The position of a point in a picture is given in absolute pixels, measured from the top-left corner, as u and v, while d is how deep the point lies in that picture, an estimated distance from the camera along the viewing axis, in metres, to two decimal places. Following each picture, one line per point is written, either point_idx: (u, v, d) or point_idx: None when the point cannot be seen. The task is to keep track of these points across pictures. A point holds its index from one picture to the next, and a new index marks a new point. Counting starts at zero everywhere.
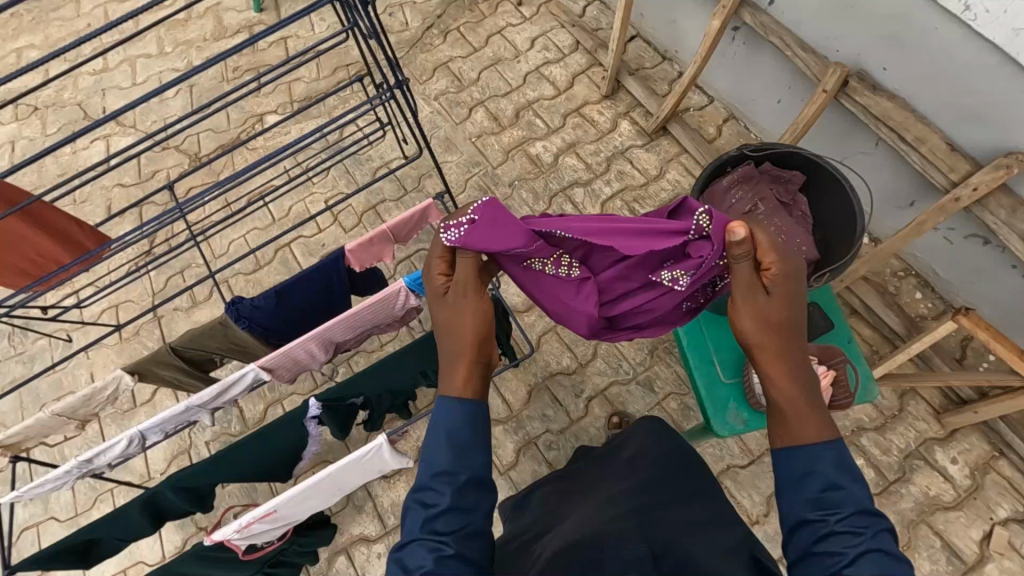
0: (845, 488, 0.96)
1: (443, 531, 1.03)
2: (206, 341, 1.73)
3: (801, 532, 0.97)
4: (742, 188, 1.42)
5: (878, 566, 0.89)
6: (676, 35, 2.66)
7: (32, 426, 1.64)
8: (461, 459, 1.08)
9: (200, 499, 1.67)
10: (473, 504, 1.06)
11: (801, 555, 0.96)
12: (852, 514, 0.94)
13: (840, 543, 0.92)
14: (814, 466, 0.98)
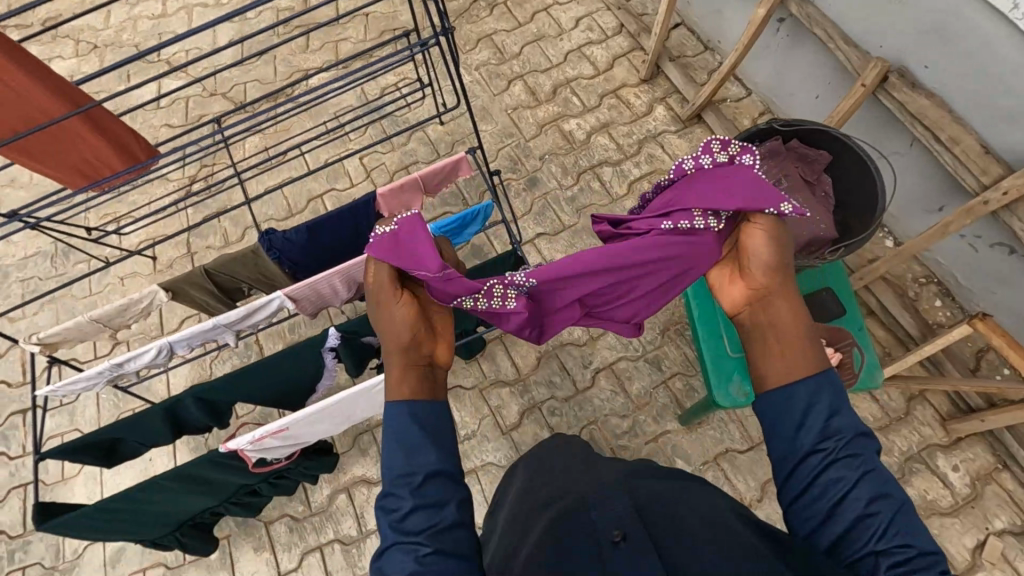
0: (841, 415, 1.01)
1: (415, 532, 1.01)
2: (238, 268, 1.82)
3: (801, 465, 1.01)
4: (768, 162, 1.44)
5: (876, 484, 0.95)
6: (720, 26, 2.67)
7: (70, 329, 1.74)
8: (414, 459, 1.07)
9: (218, 414, 1.76)
10: (441, 499, 1.05)
11: (804, 486, 0.99)
12: (852, 441, 0.99)
13: (841, 469, 0.97)
14: (818, 399, 1.03)
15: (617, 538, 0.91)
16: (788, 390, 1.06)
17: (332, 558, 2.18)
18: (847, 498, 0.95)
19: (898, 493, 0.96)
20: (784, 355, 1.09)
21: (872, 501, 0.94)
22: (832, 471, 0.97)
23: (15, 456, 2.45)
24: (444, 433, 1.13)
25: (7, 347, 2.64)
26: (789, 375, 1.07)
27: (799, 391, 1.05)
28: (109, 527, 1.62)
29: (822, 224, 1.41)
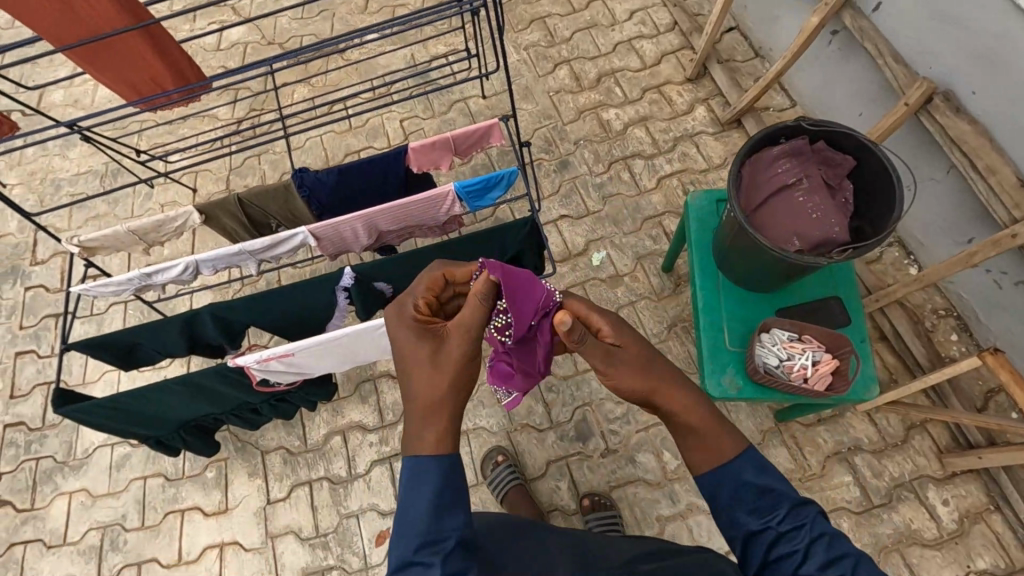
0: (776, 489, 1.10)
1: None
2: (268, 202, 1.90)
3: (754, 543, 1.10)
4: (792, 160, 1.44)
5: (827, 550, 1.04)
6: (773, 34, 2.65)
7: (108, 237, 1.85)
8: (439, 524, 1.09)
9: (232, 337, 1.85)
10: (463, 567, 1.08)
11: (764, 562, 1.08)
12: (789, 513, 1.08)
13: (788, 542, 1.07)
14: (749, 477, 1.12)
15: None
16: (715, 473, 1.13)
17: (319, 494, 2.27)
18: (800, 569, 1.05)
19: (850, 548, 1.05)
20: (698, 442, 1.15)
21: (826, 566, 1.03)
22: (781, 547, 1.07)
23: (44, 355, 2.61)
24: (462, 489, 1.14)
25: (50, 254, 2.81)
26: (722, 454, 1.13)
27: (731, 472, 1.12)
28: (122, 418, 1.76)
29: (836, 228, 1.41)
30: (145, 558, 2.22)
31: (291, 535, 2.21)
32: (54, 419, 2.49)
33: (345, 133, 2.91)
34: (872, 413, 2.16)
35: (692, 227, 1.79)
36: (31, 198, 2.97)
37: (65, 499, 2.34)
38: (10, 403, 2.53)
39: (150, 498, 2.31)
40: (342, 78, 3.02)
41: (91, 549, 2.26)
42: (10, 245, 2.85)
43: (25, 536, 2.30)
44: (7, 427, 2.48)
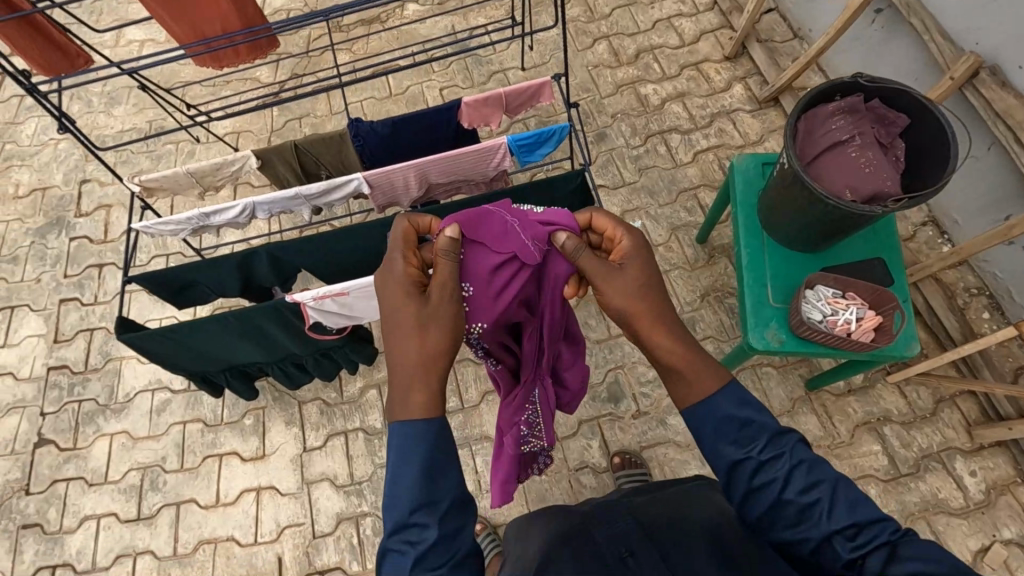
0: (755, 420, 1.07)
1: (436, 566, 1.04)
2: (323, 150, 1.95)
3: (735, 475, 1.07)
4: (845, 118, 1.49)
5: (807, 475, 1.02)
6: (813, 14, 2.68)
7: (168, 178, 1.91)
8: (432, 486, 1.08)
9: (284, 279, 1.91)
10: (456, 528, 1.08)
11: (747, 493, 1.05)
12: (769, 441, 1.06)
13: (769, 470, 1.04)
14: (731, 410, 1.08)
15: (627, 554, 1.11)
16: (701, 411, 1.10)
17: (355, 444, 2.33)
18: (782, 496, 1.01)
19: (829, 472, 1.03)
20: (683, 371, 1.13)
21: (805, 491, 1.01)
22: (761, 474, 1.05)
23: (87, 303, 2.67)
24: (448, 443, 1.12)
25: (95, 207, 2.88)
26: (703, 390, 1.11)
27: (712, 407, 1.09)
28: (175, 351, 1.82)
29: (889, 183, 1.45)
30: (184, 498, 2.29)
31: (326, 482, 2.27)
32: (97, 364, 2.55)
33: (385, 99, 2.95)
34: (901, 386, 2.20)
35: (738, 189, 1.82)
36: (76, 153, 3.03)
37: (107, 441, 2.41)
38: (53, 347, 2.59)
39: (190, 442, 2.38)
40: (384, 46, 3.07)
41: (132, 489, 2.32)
42: (56, 197, 2.93)
43: (68, 474, 2.37)
44: (51, 369, 2.55)
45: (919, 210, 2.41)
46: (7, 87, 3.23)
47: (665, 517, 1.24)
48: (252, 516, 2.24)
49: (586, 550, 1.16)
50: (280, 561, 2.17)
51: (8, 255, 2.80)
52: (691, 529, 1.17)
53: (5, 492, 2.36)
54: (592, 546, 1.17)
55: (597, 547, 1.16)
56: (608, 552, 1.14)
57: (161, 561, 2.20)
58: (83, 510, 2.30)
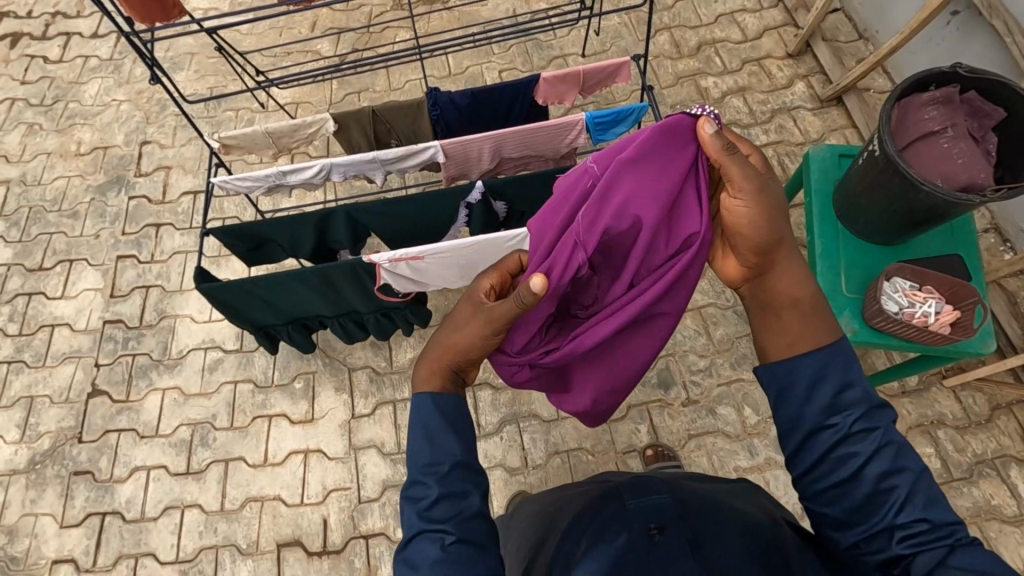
0: (854, 389, 1.03)
1: (441, 519, 1.03)
2: (399, 117, 1.98)
3: (813, 441, 1.03)
4: (939, 108, 1.49)
5: (891, 458, 0.98)
6: (882, 15, 2.67)
7: (246, 136, 1.94)
8: (438, 449, 1.10)
9: (355, 242, 1.93)
10: (462, 489, 1.07)
11: (822, 459, 1.01)
12: (866, 414, 1.01)
13: (855, 443, 1.00)
14: (838, 370, 1.04)
15: (652, 531, 1.07)
16: (806, 357, 1.06)
17: (403, 414, 2.35)
18: (865, 472, 0.98)
19: (913, 464, 1.00)
20: (791, 318, 1.11)
21: (887, 474, 0.98)
22: (844, 446, 1.01)
23: (144, 261, 2.72)
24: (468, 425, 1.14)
25: (154, 168, 2.94)
26: (819, 341, 1.07)
27: (824, 360, 1.05)
28: (246, 304, 1.85)
29: (982, 174, 1.45)
30: (233, 456, 2.32)
31: (374, 449, 2.29)
32: (151, 320, 2.59)
33: (444, 78, 2.97)
34: (958, 391, 2.18)
35: (813, 177, 1.82)
36: (138, 114, 3.08)
37: (159, 395, 2.45)
38: (110, 302, 2.64)
39: (240, 402, 2.41)
40: (444, 26, 3.09)
41: (182, 443, 2.35)
42: (117, 156, 2.98)
43: (119, 425, 2.41)
44: (107, 323, 2.60)
45: (983, 217, 2.38)
46: (72, 47, 3.30)
47: (704, 501, 1.17)
48: (300, 477, 2.27)
49: (613, 525, 1.11)
50: (325, 523, 2.20)
51: (68, 210, 2.86)
52: (731, 526, 1.09)
53: (58, 438, 2.40)
54: (619, 523, 1.11)
55: (624, 520, 1.11)
56: (633, 523, 1.10)
57: (208, 515, 2.23)
58: (134, 461, 2.34)
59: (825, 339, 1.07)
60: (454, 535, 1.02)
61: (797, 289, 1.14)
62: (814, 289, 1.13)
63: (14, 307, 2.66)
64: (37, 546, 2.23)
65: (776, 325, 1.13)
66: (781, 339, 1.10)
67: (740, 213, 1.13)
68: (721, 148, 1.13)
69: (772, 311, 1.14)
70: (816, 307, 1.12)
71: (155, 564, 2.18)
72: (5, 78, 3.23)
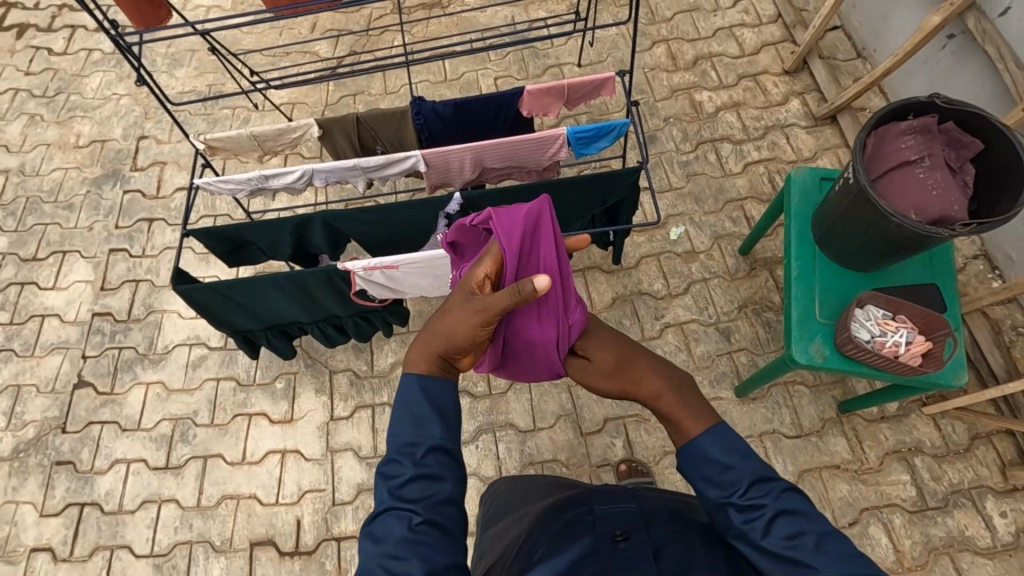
0: (736, 467, 1.05)
1: (413, 500, 1.03)
2: (384, 124, 1.98)
3: (721, 516, 1.04)
4: (916, 137, 1.48)
5: (788, 526, 0.97)
6: (880, 34, 2.64)
7: (231, 139, 1.96)
8: (418, 429, 1.11)
9: (334, 247, 1.95)
10: (439, 474, 1.06)
11: (732, 533, 1.02)
12: (751, 485, 1.02)
13: (754, 515, 1.00)
14: (714, 451, 1.07)
15: (617, 537, 1.08)
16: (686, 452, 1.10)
17: (381, 417, 2.37)
18: (762, 544, 0.97)
19: (817, 528, 0.98)
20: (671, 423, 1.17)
21: (790, 539, 0.96)
22: (746, 518, 1.01)
23: (135, 255, 2.75)
24: (451, 411, 1.14)
25: (150, 163, 2.97)
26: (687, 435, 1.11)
27: (697, 447, 1.09)
28: (224, 306, 1.87)
29: (955, 207, 1.44)
30: (212, 453, 2.34)
31: (350, 452, 2.31)
32: (139, 314, 2.62)
33: (439, 83, 2.98)
34: (937, 418, 2.16)
35: (794, 199, 1.81)
36: (136, 109, 3.12)
37: (143, 389, 2.48)
38: (100, 294, 2.67)
39: (222, 399, 2.43)
40: (442, 31, 3.10)
41: (163, 438, 2.38)
42: (114, 150, 3.02)
43: (103, 417, 2.44)
44: (96, 315, 2.63)
45: (972, 243, 2.36)
46: (76, 40, 3.34)
47: (670, 508, 1.18)
48: (276, 477, 2.29)
49: (580, 527, 1.12)
50: (298, 524, 2.21)
51: (64, 202, 2.90)
52: (693, 531, 1.10)
53: (42, 428, 2.43)
54: (583, 527, 1.12)
55: (589, 524, 1.12)
56: (600, 528, 1.10)
57: (184, 511, 2.26)
58: (115, 453, 2.37)
59: (693, 431, 1.11)
60: (420, 517, 1.01)
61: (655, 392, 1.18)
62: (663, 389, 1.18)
63: (6, 296, 2.69)
64: (16, 534, 2.27)
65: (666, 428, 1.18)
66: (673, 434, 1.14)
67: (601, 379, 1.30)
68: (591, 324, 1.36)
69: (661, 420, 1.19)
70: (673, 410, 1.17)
71: (130, 557, 2.20)
72: (9, 68, 3.28)
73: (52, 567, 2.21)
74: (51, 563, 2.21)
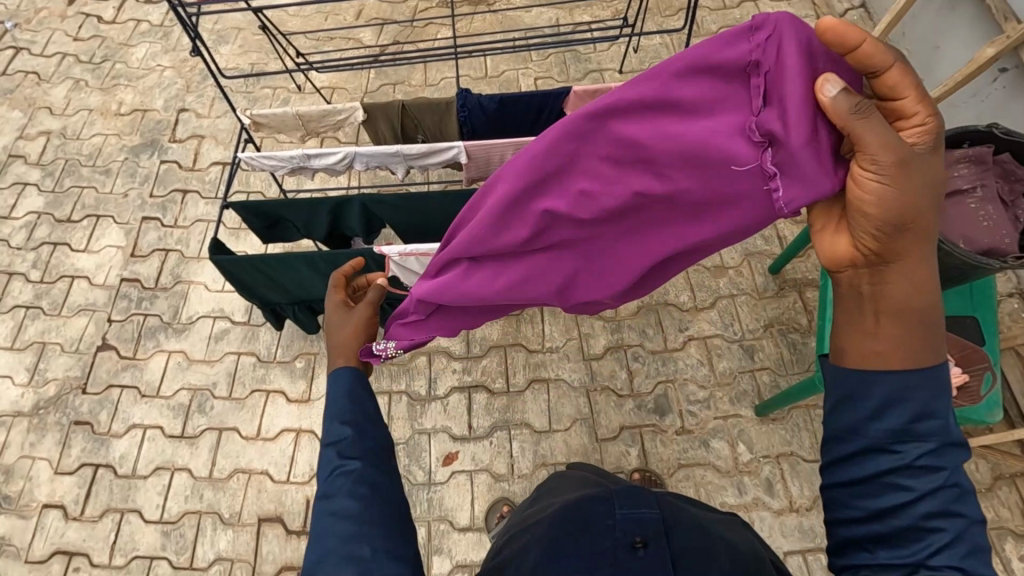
0: (939, 419, 0.86)
1: (351, 455, 1.04)
2: (428, 114, 1.99)
3: (860, 462, 0.90)
4: (970, 168, 1.49)
5: (946, 500, 0.84)
6: (929, 63, 2.62)
7: (276, 117, 1.98)
8: (353, 404, 1.12)
9: (369, 231, 1.96)
10: (370, 430, 1.09)
11: (857, 484, 0.90)
12: (935, 450, 0.85)
13: (910, 477, 0.86)
14: (913, 396, 0.87)
15: (636, 544, 1.04)
16: (897, 376, 0.88)
17: None
18: (897, 509, 0.86)
19: (970, 512, 0.84)
20: (887, 323, 0.90)
21: (937, 515, 0.84)
22: (896, 476, 0.87)
23: (167, 225, 2.78)
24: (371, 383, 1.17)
25: (188, 136, 3.01)
26: (907, 358, 0.88)
27: (897, 386, 0.88)
28: (255, 281, 1.89)
29: (1006, 241, 1.43)
30: (227, 426, 2.36)
31: None
32: (166, 283, 2.65)
33: (479, 79, 3.00)
34: (961, 456, 2.12)
35: None
36: (179, 82, 3.16)
37: (164, 356, 2.50)
38: (129, 261, 2.70)
39: (241, 373, 2.45)
40: (486, 28, 3.12)
41: (180, 407, 2.40)
42: (154, 120, 3.06)
43: (123, 381, 2.46)
44: (124, 280, 2.66)
45: (1007, 280, 2.32)
46: (126, 10, 3.40)
47: (695, 524, 1.14)
48: (289, 455, 2.30)
49: (600, 529, 1.09)
50: (307, 503, 2.22)
51: (101, 166, 2.94)
52: (718, 551, 1.07)
53: (63, 387, 2.46)
54: (603, 529, 1.09)
55: (608, 528, 1.09)
56: (618, 534, 1.07)
57: (196, 481, 2.27)
58: (132, 418, 2.39)
59: (922, 360, 0.88)
60: (358, 465, 1.03)
61: (911, 303, 0.89)
62: (930, 301, 0.90)
63: (38, 255, 2.73)
64: (30, 489, 2.29)
65: (862, 305, 0.92)
66: (864, 341, 0.91)
67: (868, 190, 0.84)
68: (854, 104, 0.81)
69: (870, 304, 0.91)
70: (924, 321, 0.90)
71: (139, 522, 2.22)
72: (59, 33, 3.33)
73: (62, 524, 2.23)
74: (62, 521, 2.23)
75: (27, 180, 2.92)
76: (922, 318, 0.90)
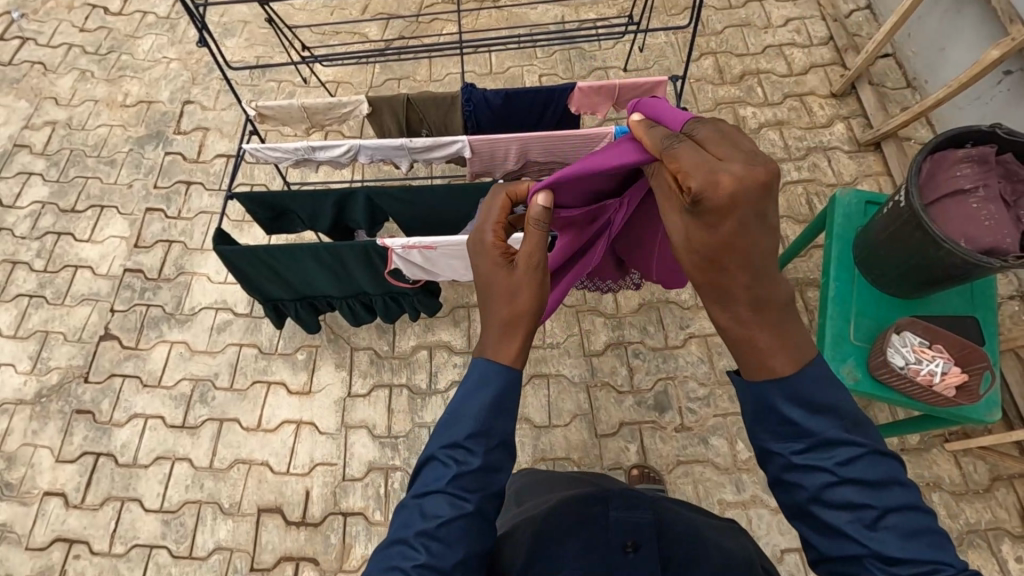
0: (802, 422, 0.86)
1: (468, 489, 0.94)
2: (433, 108, 2.00)
3: (767, 462, 0.91)
4: (973, 167, 1.49)
5: (841, 497, 0.83)
6: (934, 64, 2.63)
7: (281, 108, 1.98)
8: (493, 420, 0.97)
9: (372, 223, 1.98)
10: (499, 464, 0.97)
11: (772, 483, 0.91)
12: (815, 447, 0.86)
13: (800, 475, 0.86)
14: (781, 401, 0.87)
15: (628, 547, 1.05)
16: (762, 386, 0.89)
17: (398, 400, 2.38)
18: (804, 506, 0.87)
19: (877, 500, 0.83)
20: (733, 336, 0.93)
21: (840, 507, 0.84)
22: (792, 474, 0.87)
23: (170, 216, 2.79)
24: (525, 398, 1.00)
25: (193, 128, 3.02)
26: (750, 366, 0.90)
27: (761, 393, 0.89)
28: (258, 273, 1.90)
29: (1007, 240, 1.44)
30: (228, 417, 2.37)
31: (364, 430, 2.32)
32: (169, 274, 2.66)
33: (484, 75, 3.01)
34: (959, 457, 2.13)
35: (837, 222, 1.78)
36: (185, 74, 3.17)
37: (167, 347, 2.51)
38: (133, 251, 2.71)
39: (242, 364, 2.46)
40: (491, 24, 3.13)
41: (182, 398, 2.41)
42: (159, 111, 3.07)
43: (125, 370, 2.47)
44: (127, 270, 2.67)
45: (1009, 283, 2.32)
46: (133, 2, 3.41)
47: (689, 529, 1.14)
48: (289, 446, 2.31)
49: (593, 531, 1.09)
50: (307, 495, 2.23)
51: (106, 157, 2.95)
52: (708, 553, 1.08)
53: (66, 375, 2.48)
54: (596, 531, 1.10)
55: (602, 528, 1.10)
56: (609, 536, 1.07)
57: (196, 471, 2.28)
58: (134, 407, 2.41)
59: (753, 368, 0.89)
60: (473, 508, 0.94)
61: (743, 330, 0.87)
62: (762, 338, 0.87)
63: (42, 244, 2.75)
64: (32, 476, 2.31)
65: None
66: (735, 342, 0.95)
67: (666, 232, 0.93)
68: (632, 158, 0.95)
69: None
70: (757, 346, 0.87)
71: (139, 510, 2.23)
72: (65, 23, 3.34)
73: (63, 512, 2.24)
74: (63, 508, 2.25)
75: (33, 169, 2.93)
76: (755, 349, 0.87)
